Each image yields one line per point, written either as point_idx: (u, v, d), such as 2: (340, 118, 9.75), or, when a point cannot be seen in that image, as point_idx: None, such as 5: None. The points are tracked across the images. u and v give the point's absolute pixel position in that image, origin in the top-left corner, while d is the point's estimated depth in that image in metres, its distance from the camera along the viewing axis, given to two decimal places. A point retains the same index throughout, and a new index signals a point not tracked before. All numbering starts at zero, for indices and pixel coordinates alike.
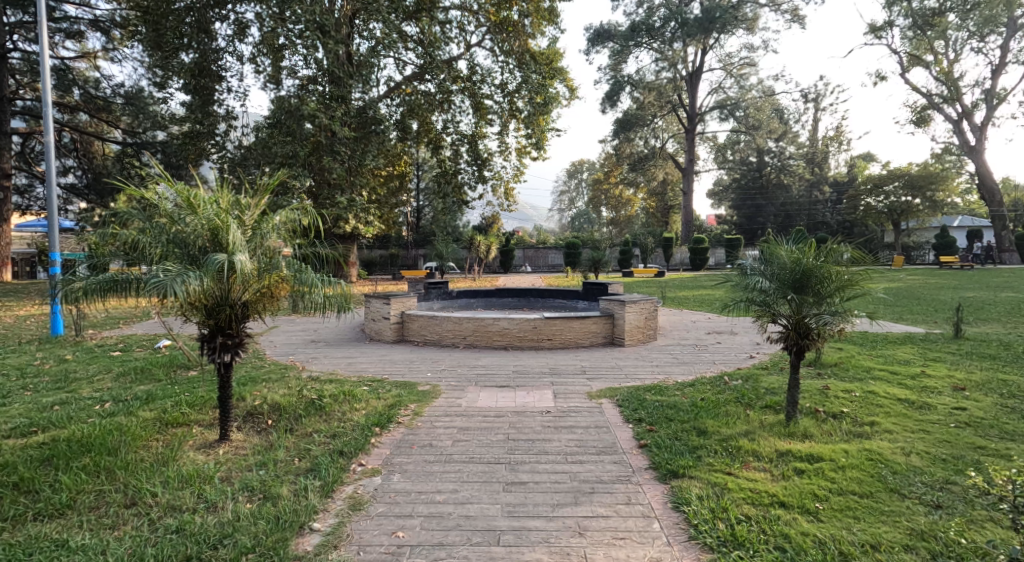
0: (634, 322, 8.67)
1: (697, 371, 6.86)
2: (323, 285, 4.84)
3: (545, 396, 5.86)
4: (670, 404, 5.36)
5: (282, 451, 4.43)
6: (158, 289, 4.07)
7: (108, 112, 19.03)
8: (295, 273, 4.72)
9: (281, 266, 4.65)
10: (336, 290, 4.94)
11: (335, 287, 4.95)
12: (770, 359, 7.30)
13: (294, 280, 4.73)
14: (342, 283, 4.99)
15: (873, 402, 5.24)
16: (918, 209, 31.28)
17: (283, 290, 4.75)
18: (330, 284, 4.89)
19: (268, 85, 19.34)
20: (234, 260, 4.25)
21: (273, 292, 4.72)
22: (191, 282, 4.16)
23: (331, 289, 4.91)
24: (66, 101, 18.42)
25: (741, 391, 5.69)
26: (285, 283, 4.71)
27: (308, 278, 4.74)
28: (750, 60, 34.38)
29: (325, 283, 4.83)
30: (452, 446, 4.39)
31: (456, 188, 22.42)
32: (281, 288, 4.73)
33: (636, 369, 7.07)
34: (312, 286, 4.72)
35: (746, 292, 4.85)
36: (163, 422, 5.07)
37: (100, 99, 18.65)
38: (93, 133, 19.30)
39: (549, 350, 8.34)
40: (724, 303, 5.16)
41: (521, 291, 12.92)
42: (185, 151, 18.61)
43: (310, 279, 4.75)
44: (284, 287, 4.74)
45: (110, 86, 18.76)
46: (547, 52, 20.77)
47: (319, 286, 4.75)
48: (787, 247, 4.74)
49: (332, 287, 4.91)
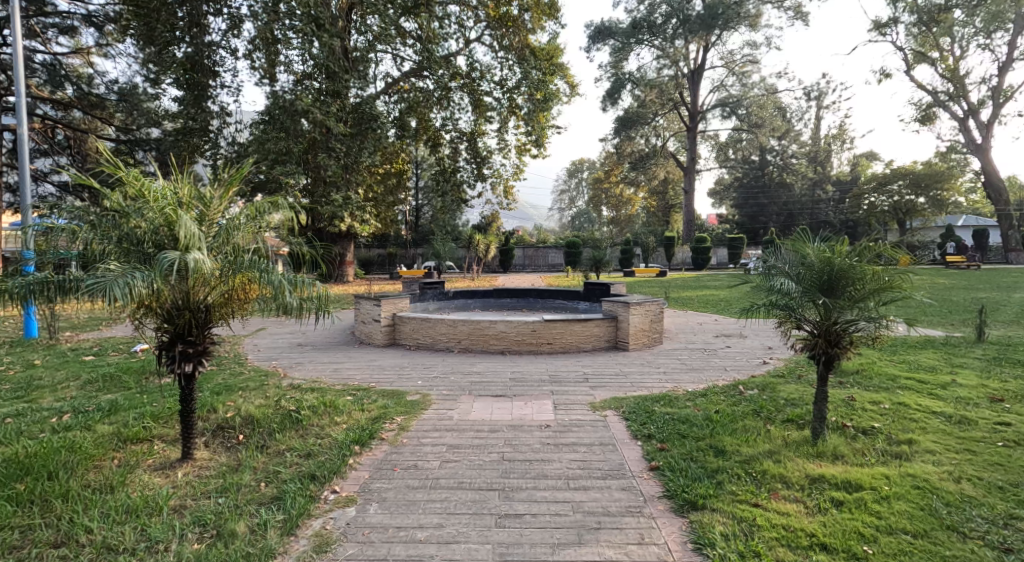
0: (639, 325, 8.19)
1: (708, 378, 6.37)
2: (290, 285, 4.23)
3: (545, 408, 5.37)
4: (681, 418, 4.88)
5: (247, 473, 3.94)
6: (96, 293, 3.60)
7: (103, 108, 17.53)
8: (259, 272, 4.15)
9: (244, 265, 4.11)
10: (311, 290, 4.36)
11: (310, 287, 4.36)
12: (786, 365, 6.81)
13: (259, 280, 4.16)
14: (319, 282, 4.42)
15: (907, 416, 4.75)
16: (921, 208, 30.87)
17: (253, 294, 4.25)
18: (305, 283, 4.33)
19: (263, 81, 18.88)
20: (188, 258, 3.75)
21: (241, 295, 4.22)
22: (137, 284, 3.69)
23: (305, 289, 4.33)
24: (58, 97, 17.04)
25: (758, 403, 5.21)
26: (251, 283, 4.18)
27: (273, 276, 4.16)
28: (753, 57, 33.88)
29: (297, 282, 4.26)
30: (439, 468, 3.91)
31: (455, 186, 21.93)
32: (250, 291, 4.24)
33: (643, 376, 6.58)
34: (278, 285, 4.14)
35: (768, 295, 4.36)
36: (122, 437, 4.57)
37: (93, 96, 17.20)
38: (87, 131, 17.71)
39: (548, 355, 7.87)
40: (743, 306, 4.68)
41: (521, 292, 12.45)
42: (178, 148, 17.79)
43: (277, 278, 4.17)
44: (253, 290, 4.24)
45: (105, 83, 17.38)
46: (547, 47, 20.24)
47: (287, 286, 4.17)
48: (814, 244, 4.25)
49: (308, 285, 4.33)
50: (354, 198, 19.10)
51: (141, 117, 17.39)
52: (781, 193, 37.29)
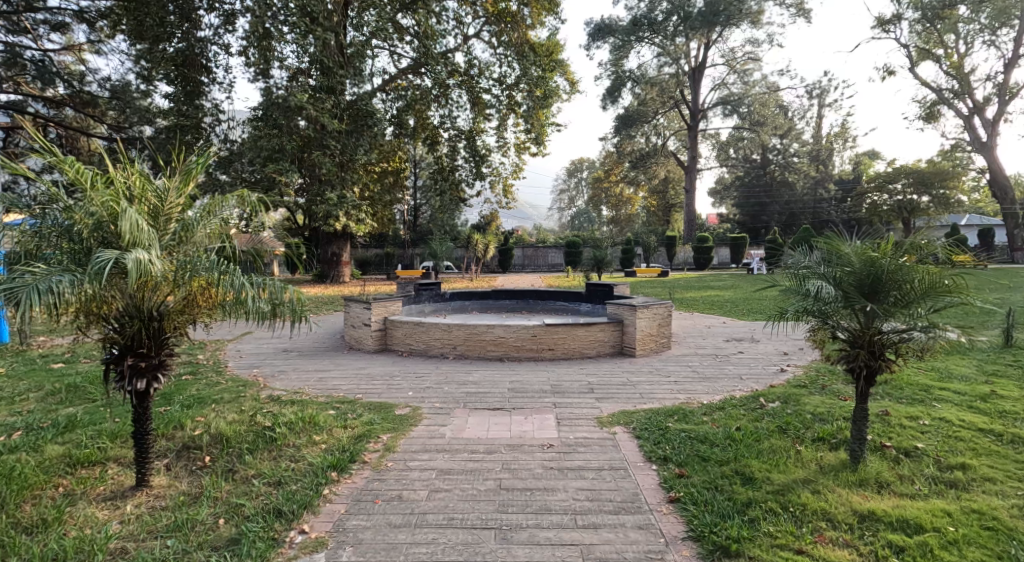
0: (645, 330, 7.70)
1: (724, 388, 5.87)
2: (251, 289, 3.69)
3: (547, 423, 4.88)
4: (699, 437, 4.38)
5: (205, 506, 3.46)
6: (13, 299, 3.08)
7: (96, 106, 16.74)
8: (218, 275, 3.63)
9: (200, 266, 3.59)
10: (280, 295, 3.82)
11: (278, 291, 3.82)
12: (807, 374, 6.32)
13: (218, 284, 3.64)
14: (290, 286, 3.88)
15: (952, 434, 4.25)
16: (924, 207, 30.39)
17: (214, 300, 3.74)
18: (273, 287, 3.80)
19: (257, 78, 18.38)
20: (131, 258, 3.26)
21: (198, 301, 3.71)
22: (62, 289, 3.20)
23: (272, 294, 3.79)
24: (49, 94, 16.19)
25: (783, 418, 4.71)
26: (210, 288, 3.66)
27: (233, 280, 3.63)
28: (755, 54, 33.37)
29: (263, 285, 3.73)
30: (427, 500, 3.42)
31: (454, 185, 21.39)
32: (211, 297, 3.72)
33: (654, 386, 6.08)
34: (239, 290, 3.61)
35: (800, 299, 3.86)
36: (72, 460, 4.08)
37: (86, 94, 16.35)
38: (79, 128, 16.88)
39: (550, 362, 7.37)
40: (772, 311, 4.16)
41: (520, 293, 11.92)
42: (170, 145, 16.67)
43: (237, 281, 3.64)
44: (213, 297, 3.73)
45: (96, 80, 16.55)
46: (547, 43, 19.73)
47: (247, 289, 3.63)
48: (854, 242, 3.76)
49: (275, 289, 3.79)
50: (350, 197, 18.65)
51: (133, 116, 16.65)
52: (783, 193, 36.80)
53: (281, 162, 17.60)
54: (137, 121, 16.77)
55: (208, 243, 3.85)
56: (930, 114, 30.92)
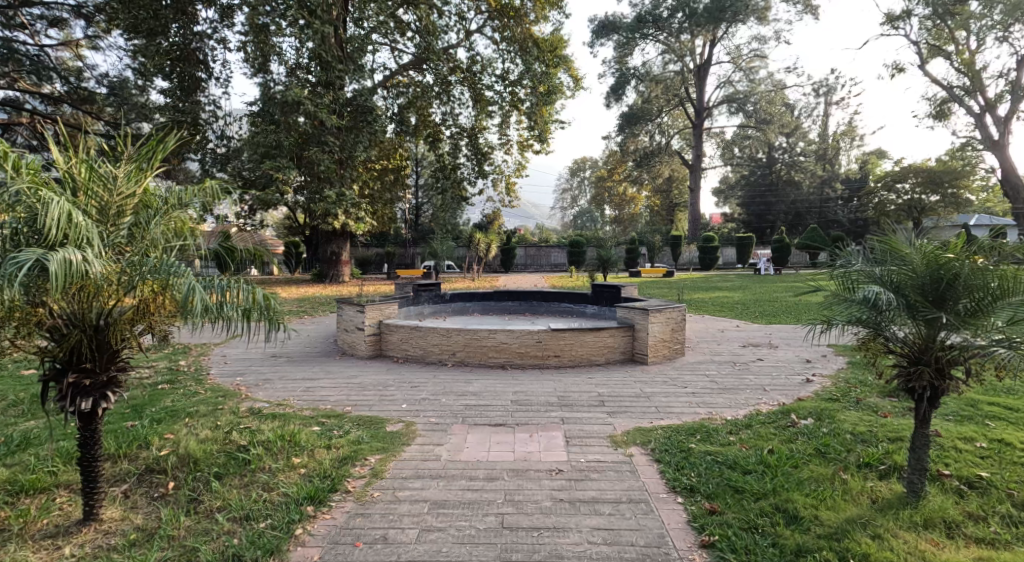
0: (658, 335, 7.20)
1: (748, 401, 5.38)
2: (210, 292, 3.19)
3: (555, 442, 4.40)
4: (728, 460, 3.88)
5: (158, 552, 3.03)
6: None
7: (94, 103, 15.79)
8: (172, 276, 3.12)
9: (149, 267, 3.09)
10: (249, 299, 3.30)
11: (247, 294, 3.30)
12: (836, 386, 5.83)
13: (171, 287, 3.13)
14: (259, 289, 3.35)
15: (1017, 460, 3.74)
16: (934, 206, 29.83)
17: (169, 306, 3.24)
18: (240, 290, 3.28)
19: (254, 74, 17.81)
20: (57, 259, 2.77)
21: (151, 307, 3.22)
22: None
23: (239, 298, 3.28)
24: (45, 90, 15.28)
25: (821, 439, 4.21)
26: (164, 292, 3.16)
27: (185, 283, 3.10)
28: (761, 51, 32.79)
29: (227, 288, 3.23)
30: (416, 545, 3.00)
31: (455, 183, 20.92)
32: (166, 304, 3.22)
33: (670, 398, 5.59)
34: (191, 296, 3.08)
35: (854, 307, 3.39)
36: (14, 488, 3.57)
37: (83, 90, 15.39)
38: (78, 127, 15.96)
39: (556, 369, 6.87)
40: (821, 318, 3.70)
41: (523, 294, 11.40)
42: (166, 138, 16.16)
43: (192, 284, 3.11)
44: (168, 304, 3.23)
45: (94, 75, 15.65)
46: (552, 38, 19.19)
47: (199, 294, 3.09)
48: (916, 241, 3.28)
49: (240, 292, 3.27)
50: (350, 194, 18.09)
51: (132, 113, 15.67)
52: (788, 192, 36.27)
53: (278, 159, 17.15)
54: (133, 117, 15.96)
55: (166, 241, 3.38)
56: (940, 112, 30.30)
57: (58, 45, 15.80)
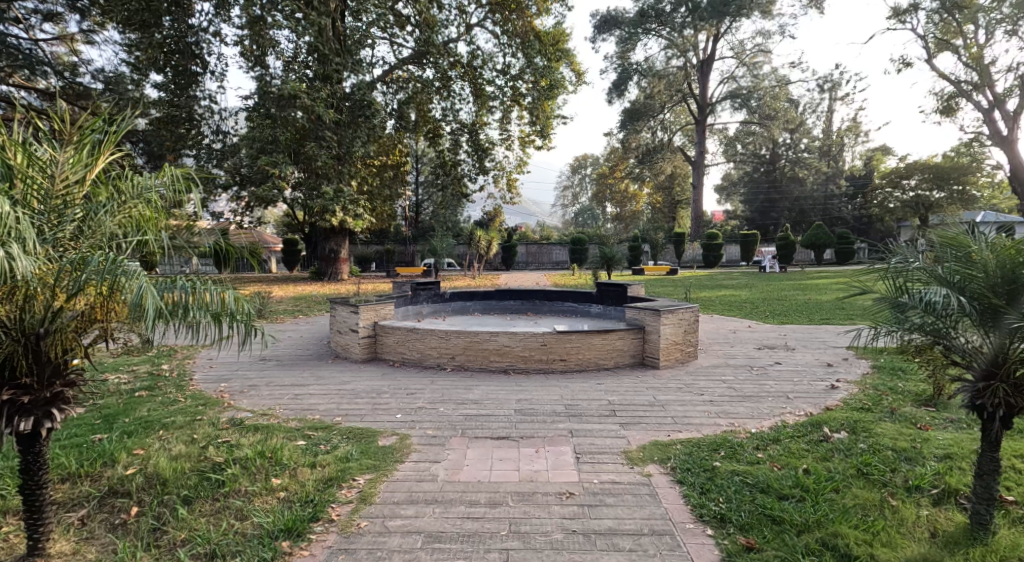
0: (670, 339, 6.78)
1: (772, 412, 4.98)
2: (174, 294, 3.06)
3: (564, 459, 4.00)
4: (760, 481, 3.49)
5: None
6: None
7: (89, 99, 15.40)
8: (121, 279, 2.76)
9: (93, 268, 2.72)
10: (218, 303, 3.16)
11: (215, 297, 3.16)
12: (865, 394, 5.41)
13: (120, 289, 2.78)
14: (229, 291, 3.21)
15: None
16: (940, 203, 29.40)
17: (119, 312, 2.94)
18: (207, 292, 3.13)
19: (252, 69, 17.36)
20: None
21: (98, 314, 2.94)
22: None
23: (209, 301, 3.14)
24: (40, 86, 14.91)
25: (862, 458, 3.78)
26: (113, 295, 2.83)
27: (138, 285, 2.75)
28: (765, 47, 32.33)
29: (194, 291, 3.07)
30: None
31: (455, 180, 20.52)
32: (115, 310, 2.93)
33: (687, 408, 5.17)
34: (142, 297, 2.73)
35: (915, 309, 3.11)
36: None
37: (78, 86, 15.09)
38: None
39: (562, 374, 6.45)
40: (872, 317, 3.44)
41: (525, 293, 10.97)
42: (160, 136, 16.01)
43: (145, 287, 2.76)
44: (117, 309, 2.95)
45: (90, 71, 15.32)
46: (554, 31, 18.72)
47: (150, 297, 2.75)
48: (984, 236, 2.98)
49: (209, 295, 3.14)
50: (347, 191, 17.58)
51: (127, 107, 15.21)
52: (792, 189, 35.80)
53: (273, 154, 16.73)
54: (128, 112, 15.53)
55: (120, 234, 3.27)
56: (948, 107, 29.82)
57: (52, 39, 15.41)
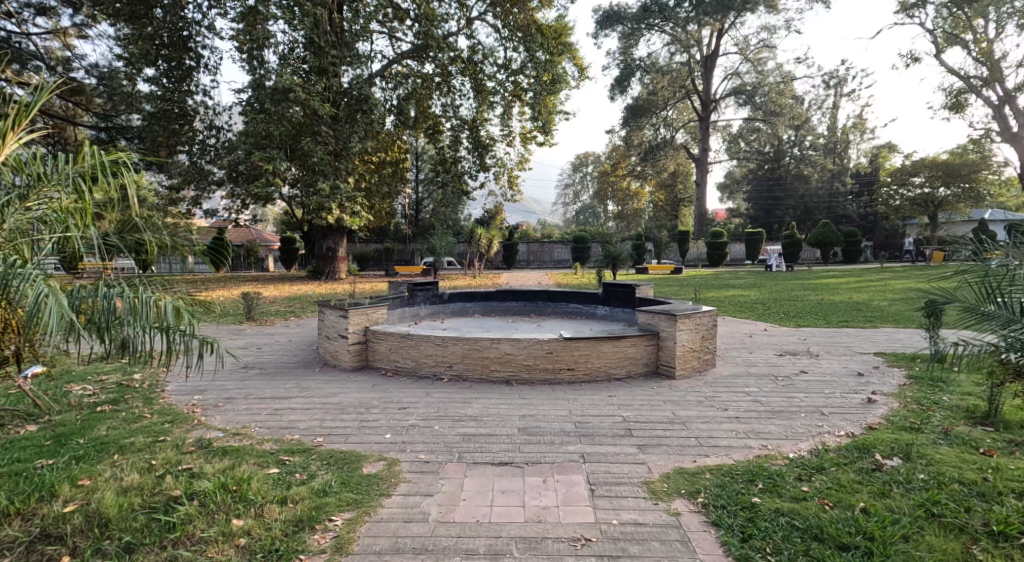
0: (686, 346, 6.22)
1: (810, 432, 4.43)
2: (114, 299, 3.57)
3: (578, 492, 3.47)
4: (811, 525, 2.99)
5: None
6: None
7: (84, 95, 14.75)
8: (19, 285, 3.30)
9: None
10: (161, 312, 3.69)
11: (152, 305, 3.67)
12: (908, 410, 4.88)
13: (17, 295, 3.32)
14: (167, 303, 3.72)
15: None
16: (948, 200, 28.80)
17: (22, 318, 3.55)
18: (142, 301, 3.63)
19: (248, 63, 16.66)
20: None
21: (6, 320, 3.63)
22: None
23: (142, 308, 3.62)
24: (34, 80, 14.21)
25: (929, 493, 3.24)
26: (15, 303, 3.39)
27: (31, 291, 3.29)
28: (771, 42, 31.67)
29: (116, 299, 3.55)
30: None
31: (455, 177, 19.90)
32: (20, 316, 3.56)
33: (714, 427, 4.61)
34: (35, 298, 3.26)
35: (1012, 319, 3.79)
36: None
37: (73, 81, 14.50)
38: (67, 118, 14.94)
39: (569, 385, 5.90)
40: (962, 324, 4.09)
41: (528, 294, 10.42)
42: (154, 132, 15.51)
43: (38, 293, 3.30)
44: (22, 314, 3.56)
45: (85, 66, 14.73)
46: (556, 24, 18.10)
47: (43, 299, 3.28)
48: None
49: (147, 302, 3.65)
50: (344, 187, 16.97)
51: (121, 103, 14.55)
52: (797, 186, 35.07)
53: (267, 149, 16.07)
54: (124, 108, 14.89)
55: (36, 226, 3.87)
56: (957, 104, 29.19)
57: (44, 33, 14.73)
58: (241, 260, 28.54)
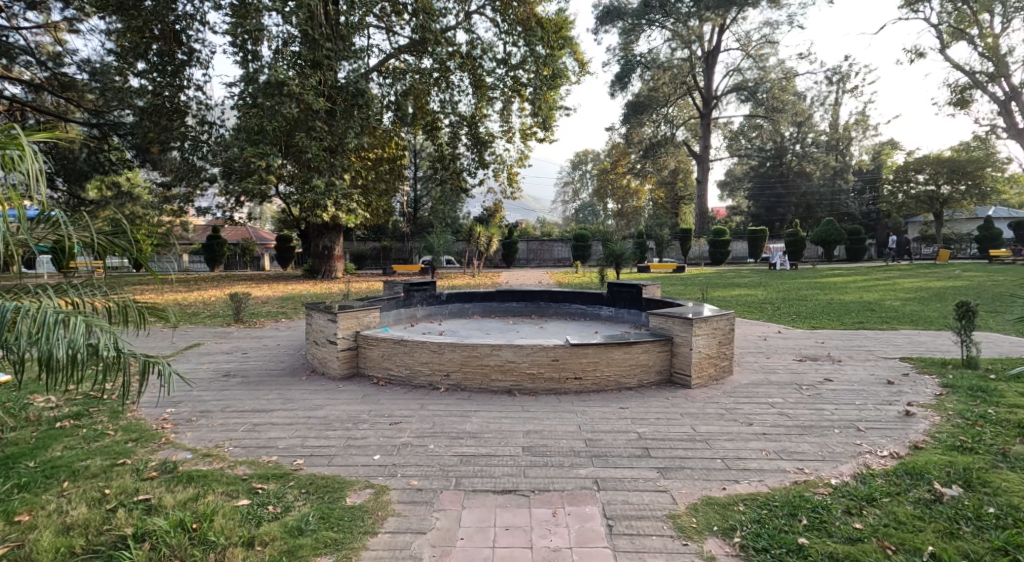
0: (703, 353, 5.75)
1: (851, 451, 3.96)
2: (17, 312, 3.12)
3: (595, 532, 3.02)
4: None
5: None
6: None
7: (76, 90, 14.41)
8: None
9: None
10: (71, 329, 3.16)
11: (59, 323, 3.17)
12: (954, 425, 4.42)
13: None
14: (82, 322, 3.22)
15: None
16: (954, 197, 28.35)
17: None
18: (45, 319, 3.15)
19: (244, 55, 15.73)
20: None
21: None
22: None
23: (48, 327, 3.13)
24: (25, 77, 13.95)
25: (1002, 540, 2.81)
26: None
27: None
28: (773, 38, 31.18)
29: (13, 314, 3.09)
30: None
31: (454, 174, 19.39)
32: None
33: (742, 446, 4.13)
34: None
35: None
36: None
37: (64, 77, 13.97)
38: (59, 114, 14.64)
39: (576, 395, 5.44)
40: None
41: (529, 294, 9.96)
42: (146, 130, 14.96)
43: None
44: None
45: (77, 62, 14.18)
46: (557, 17, 17.57)
47: None
48: None
49: (52, 320, 3.15)
50: (340, 184, 16.46)
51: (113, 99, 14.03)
52: (799, 183, 34.57)
53: (259, 145, 15.49)
54: (116, 104, 14.61)
55: None
56: (962, 100, 28.70)
57: (35, 27, 14.08)
58: (236, 259, 28.03)
